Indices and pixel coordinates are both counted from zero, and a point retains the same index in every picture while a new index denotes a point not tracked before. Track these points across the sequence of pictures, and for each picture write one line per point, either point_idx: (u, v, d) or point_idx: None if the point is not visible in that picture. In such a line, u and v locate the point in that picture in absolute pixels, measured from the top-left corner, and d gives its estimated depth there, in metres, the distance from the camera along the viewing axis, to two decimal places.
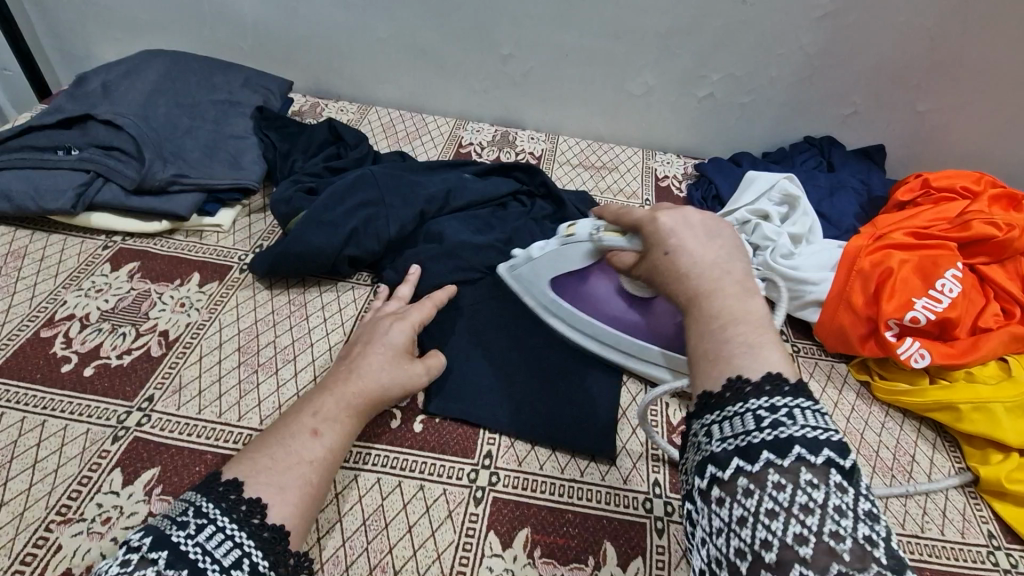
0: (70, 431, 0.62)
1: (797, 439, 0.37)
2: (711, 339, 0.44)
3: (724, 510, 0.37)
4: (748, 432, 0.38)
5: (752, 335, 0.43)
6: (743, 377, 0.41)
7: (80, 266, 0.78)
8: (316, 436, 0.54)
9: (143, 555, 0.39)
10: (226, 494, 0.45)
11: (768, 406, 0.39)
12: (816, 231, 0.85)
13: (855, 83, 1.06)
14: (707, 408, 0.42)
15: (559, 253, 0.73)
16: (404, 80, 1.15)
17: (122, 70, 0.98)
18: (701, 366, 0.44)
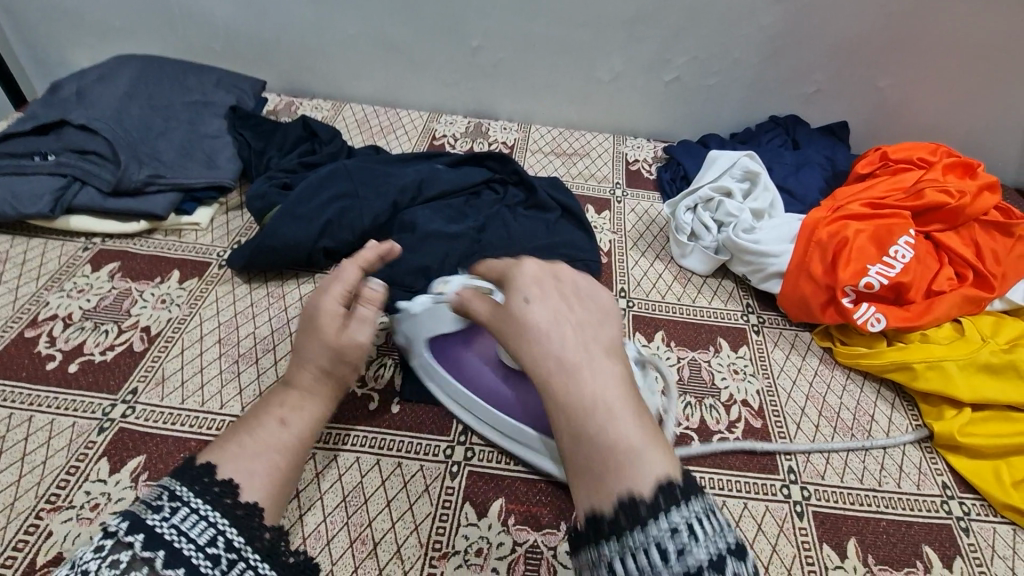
0: (56, 425, 0.64)
1: (703, 565, 0.39)
2: (591, 431, 0.45)
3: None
4: (655, 567, 0.39)
5: (623, 429, 0.45)
6: (636, 494, 0.42)
7: (61, 268, 0.80)
8: (287, 426, 0.56)
9: (119, 540, 0.41)
10: (200, 477, 0.48)
11: (669, 532, 0.40)
12: (777, 205, 0.89)
13: (816, 61, 1.09)
14: (608, 539, 0.42)
15: (431, 313, 0.63)
16: (377, 76, 1.16)
17: (96, 76, 0.99)
18: (591, 482, 0.44)
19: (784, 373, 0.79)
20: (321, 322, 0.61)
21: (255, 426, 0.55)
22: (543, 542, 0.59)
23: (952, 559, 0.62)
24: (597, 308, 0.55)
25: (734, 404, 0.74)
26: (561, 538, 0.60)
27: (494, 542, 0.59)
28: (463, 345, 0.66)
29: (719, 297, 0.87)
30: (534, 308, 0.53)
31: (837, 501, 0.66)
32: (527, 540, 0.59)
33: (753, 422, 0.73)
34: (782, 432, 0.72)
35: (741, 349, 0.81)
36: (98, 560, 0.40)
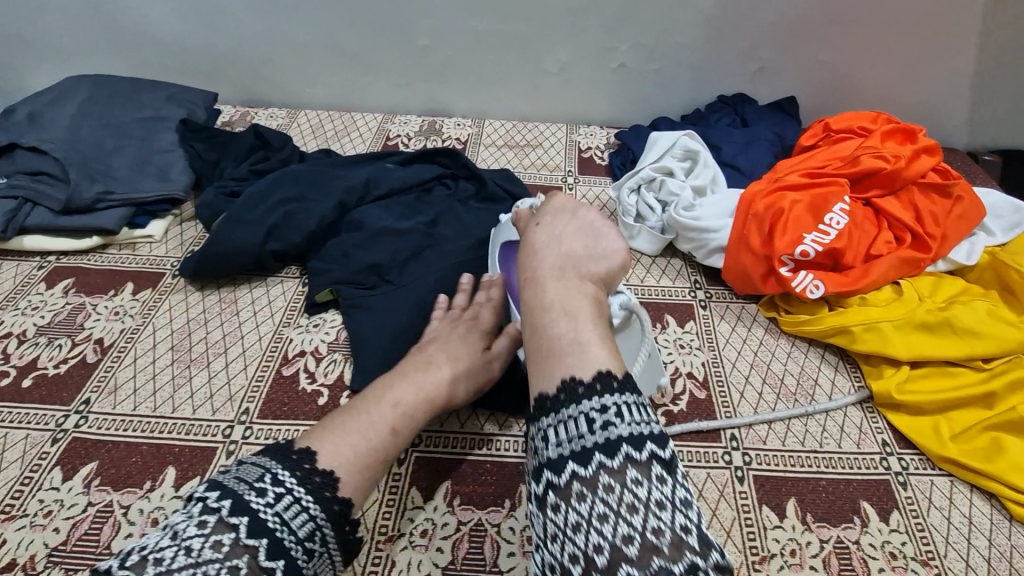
0: (11, 438, 0.65)
1: (625, 439, 0.43)
2: (546, 321, 0.51)
3: (561, 515, 0.43)
4: (581, 435, 0.44)
5: (577, 327, 0.50)
6: (576, 377, 0.46)
7: (17, 287, 0.81)
8: (394, 433, 0.55)
9: (223, 519, 0.44)
10: (301, 464, 0.49)
11: (598, 408, 0.45)
12: (719, 181, 0.90)
13: (758, 38, 1.11)
14: (544, 413, 0.47)
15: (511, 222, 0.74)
16: (329, 81, 1.18)
17: (48, 98, 1.01)
18: (539, 367, 0.49)
19: (729, 344, 0.80)
20: (464, 345, 0.67)
21: (365, 413, 0.55)
22: (487, 521, 0.61)
23: (889, 513, 0.64)
24: (599, 242, 0.60)
25: (679, 377, 0.76)
26: (505, 515, 0.62)
27: (439, 523, 0.61)
28: None
29: (668, 275, 0.89)
30: (538, 231, 0.61)
31: (778, 464, 0.68)
32: (472, 519, 0.61)
33: (698, 394, 0.74)
34: (726, 401, 0.73)
35: (687, 324, 0.82)
36: (200, 538, 0.42)
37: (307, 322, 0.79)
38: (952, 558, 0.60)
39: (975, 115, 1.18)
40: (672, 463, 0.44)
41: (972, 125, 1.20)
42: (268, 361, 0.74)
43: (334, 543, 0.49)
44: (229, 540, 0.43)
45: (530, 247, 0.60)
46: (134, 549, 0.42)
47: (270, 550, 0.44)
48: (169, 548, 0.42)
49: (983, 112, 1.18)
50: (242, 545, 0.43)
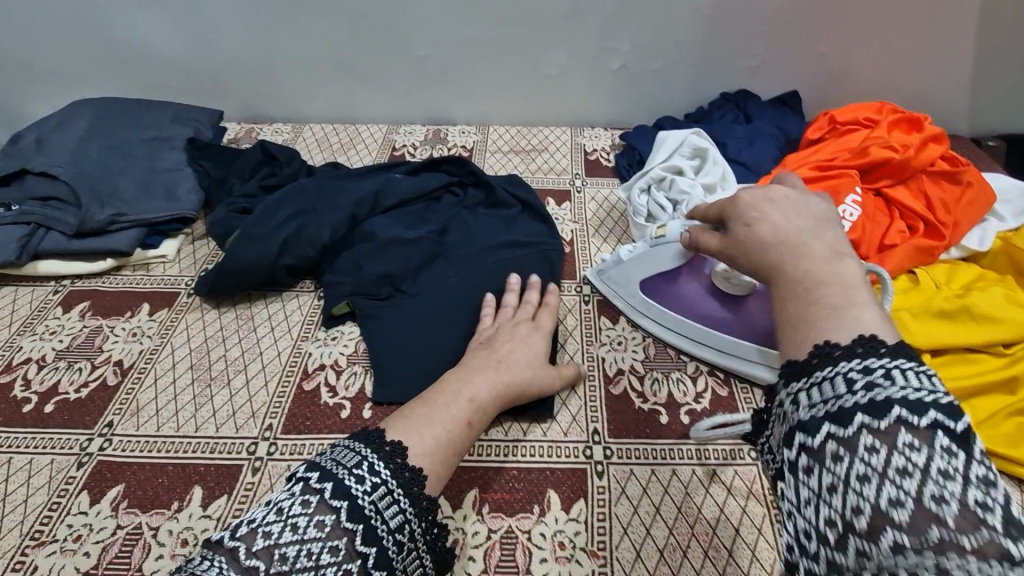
0: (35, 463, 0.65)
1: (896, 401, 0.34)
2: (795, 302, 0.42)
3: (813, 478, 0.35)
4: (839, 394, 0.35)
5: (839, 289, 0.41)
6: (832, 340, 0.38)
7: (33, 313, 0.81)
8: (470, 427, 0.57)
9: (324, 501, 0.44)
10: (394, 458, 0.49)
11: (861, 367, 0.36)
12: (729, 178, 0.90)
13: (756, 33, 1.11)
14: (792, 374, 0.39)
15: (650, 254, 0.77)
16: (331, 94, 1.18)
17: (54, 123, 1.02)
18: (799, 337, 0.40)
19: None
20: (531, 342, 0.69)
21: (444, 406, 0.57)
22: (518, 528, 0.61)
23: None
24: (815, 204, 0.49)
25: (700, 374, 0.75)
26: (535, 521, 0.62)
27: (469, 532, 0.61)
28: (674, 281, 0.77)
29: None
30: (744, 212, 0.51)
31: None
32: (502, 526, 0.61)
33: (720, 391, 0.73)
34: (748, 398, 0.73)
35: None
36: (305, 516, 0.43)
37: (324, 335, 0.79)
38: None
39: (978, 101, 1.18)
40: (970, 437, 0.32)
41: (974, 112, 1.20)
42: (289, 375, 0.74)
43: (422, 543, 0.47)
44: (329, 521, 0.43)
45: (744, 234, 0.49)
46: (241, 522, 0.44)
47: (365, 537, 0.43)
48: (276, 524, 0.43)
49: (985, 97, 1.18)
50: (341, 527, 0.43)
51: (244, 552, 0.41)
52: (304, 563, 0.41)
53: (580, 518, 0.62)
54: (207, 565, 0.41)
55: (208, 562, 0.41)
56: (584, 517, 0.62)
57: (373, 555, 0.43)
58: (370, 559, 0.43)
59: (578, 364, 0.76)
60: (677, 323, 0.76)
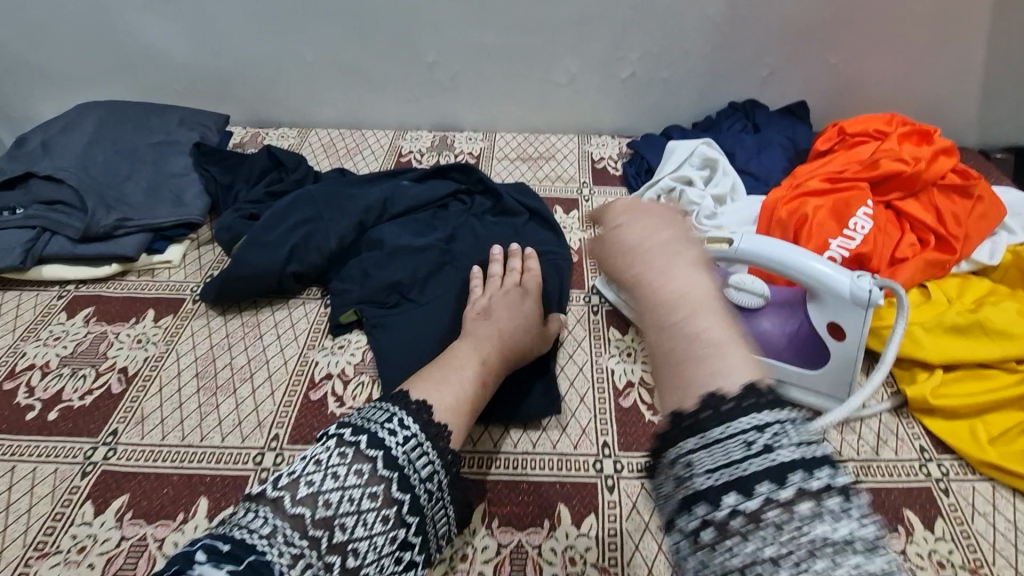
0: (39, 472, 0.64)
1: (793, 464, 0.32)
2: (677, 338, 0.37)
3: (720, 557, 0.32)
4: (736, 458, 0.33)
5: (706, 323, 0.37)
6: (720, 391, 0.35)
7: (37, 318, 0.81)
8: (482, 387, 0.64)
9: (361, 452, 0.51)
10: (422, 413, 0.56)
11: (754, 427, 0.34)
12: (739, 188, 0.90)
13: (765, 44, 1.11)
14: (681, 433, 0.35)
15: None
16: (339, 99, 1.18)
17: (60, 126, 1.01)
18: (675, 392, 0.37)
19: None
20: (525, 305, 0.76)
21: (459, 368, 0.64)
22: (527, 542, 0.60)
23: (933, 520, 0.63)
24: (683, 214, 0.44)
25: None
26: (545, 536, 0.61)
27: (479, 546, 0.60)
28: None
29: None
30: (615, 220, 0.44)
31: None
32: (512, 541, 0.60)
33: None
34: None
35: None
36: (345, 465, 0.50)
37: (331, 344, 0.79)
38: (1001, 565, 0.59)
39: (985, 113, 1.18)
40: (853, 493, 0.32)
41: (981, 123, 1.20)
42: (296, 384, 0.74)
43: (447, 492, 0.55)
44: (366, 470, 0.50)
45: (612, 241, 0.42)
46: (282, 474, 0.50)
47: (400, 485, 0.51)
48: (316, 473, 0.50)
49: (993, 109, 1.18)
50: (378, 474, 0.50)
51: (289, 502, 0.48)
52: (347, 508, 0.49)
53: (591, 533, 0.61)
54: (253, 515, 0.47)
55: (253, 513, 0.48)
56: (595, 533, 0.61)
57: (407, 500, 0.51)
58: (404, 506, 0.50)
59: (588, 375, 0.76)
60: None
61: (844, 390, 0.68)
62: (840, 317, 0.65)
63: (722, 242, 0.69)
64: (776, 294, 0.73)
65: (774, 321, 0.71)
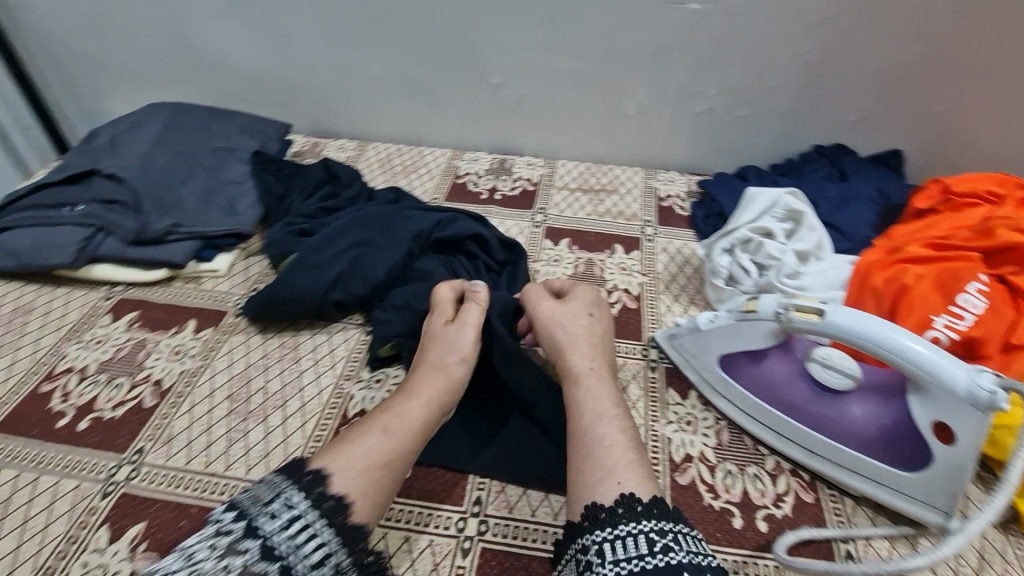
0: (60, 488, 0.62)
1: (684, 567, 0.46)
2: (606, 429, 0.58)
3: None
4: (640, 551, 0.47)
5: (613, 426, 0.58)
6: (636, 495, 0.52)
7: (83, 318, 0.80)
8: (386, 434, 0.56)
9: (233, 544, 0.44)
10: (312, 485, 0.49)
11: (659, 530, 0.48)
12: (824, 246, 0.82)
13: (861, 87, 1.01)
14: (601, 524, 0.50)
15: (734, 328, 0.68)
16: (400, 115, 1.15)
17: (128, 125, 1.02)
18: (590, 477, 0.54)
19: None
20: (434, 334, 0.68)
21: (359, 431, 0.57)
22: None
23: None
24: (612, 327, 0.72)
25: (781, 473, 0.66)
26: None
27: None
28: (760, 361, 0.68)
29: None
30: (595, 322, 0.69)
31: None
32: None
33: (803, 496, 0.64)
34: (838, 509, 0.63)
35: None
36: (213, 559, 0.43)
37: (369, 377, 0.74)
38: None
39: None
40: None
41: None
42: (328, 418, 0.69)
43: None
44: (238, 563, 0.44)
45: (579, 328, 0.68)
46: None
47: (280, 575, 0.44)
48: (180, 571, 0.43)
49: None
50: (251, 567, 0.43)
51: None
52: None
53: None
54: None
55: None
56: None
57: None
58: None
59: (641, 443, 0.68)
60: (757, 409, 0.68)
61: (945, 500, 0.58)
62: (949, 418, 0.56)
63: (812, 313, 0.61)
64: (870, 374, 0.64)
65: (866, 407, 0.63)
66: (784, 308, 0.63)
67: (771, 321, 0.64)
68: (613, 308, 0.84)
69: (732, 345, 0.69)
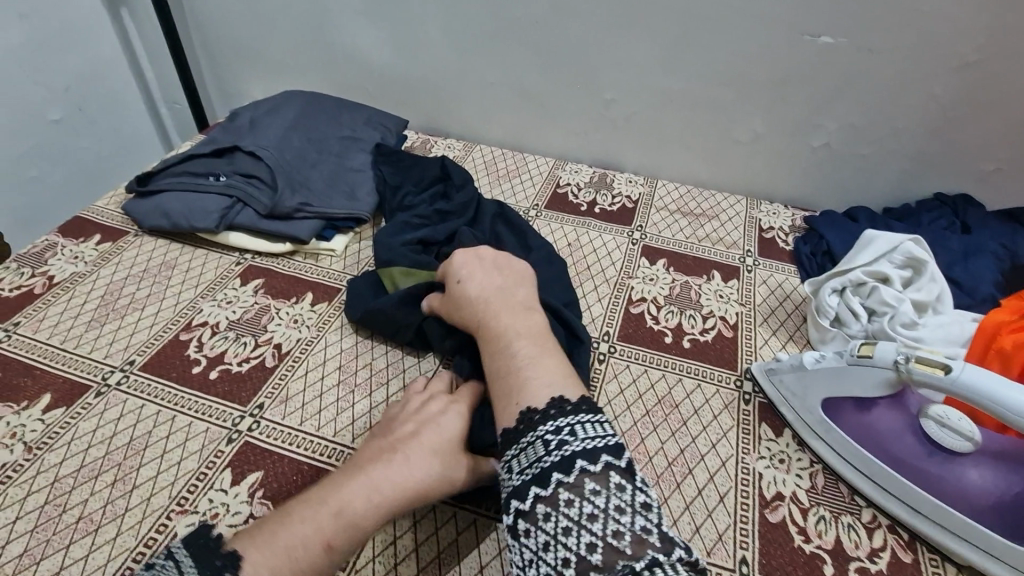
0: (193, 428, 0.69)
1: (578, 455, 0.52)
2: (504, 361, 0.62)
3: (535, 538, 0.49)
4: (539, 453, 0.53)
5: (514, 355, 0.62)
6: (533, 408, 0.56)
7: (217, 279, 0.88)
8: (329, 549, 0.52)
9: None
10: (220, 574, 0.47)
11: (552, 429, 0.54)
12: (945, 299, 0.78)
13: (999, 137, 0.96)
14: (506, 444, 0.55)
15: (846, 373, 0.66)
16: (509, 122, 1.20)
17: (267, 108, 1.11)
18: (499, 410, 0.58)
19: None
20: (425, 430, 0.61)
21: (304, 518, 0.52)
22: None
23: None
24: (507, 269, 0.74)
25: (878, 527, 0.64)
26: None
27: None
28: (867, 410, 0.66)
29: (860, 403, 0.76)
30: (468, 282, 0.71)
31: None
32: None
33: (901, 555, 0.62)
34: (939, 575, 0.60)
35: None
36: None
37: None
38: None
39: None
40: (626, 471, 0.52)
41: None
42: None
43: None
44: None
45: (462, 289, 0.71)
46: None
47: None
48: None
49: None
50: None
51: None
52: None
53: None
54: None
55: None
56: None
57: None
58: None
59: (732, 473, 0.68)
60: (859, 458, 0.66)
61: None
62: None
63: (937, 368, 0.58)
64: (990, 439, 0.61)
65: (985, 473, 0.60)
66: (905, 363, 0.60)
67: (887, 371, 0.62)
68: (708, 334, 0.84)
69: (843, 392, 0.67)
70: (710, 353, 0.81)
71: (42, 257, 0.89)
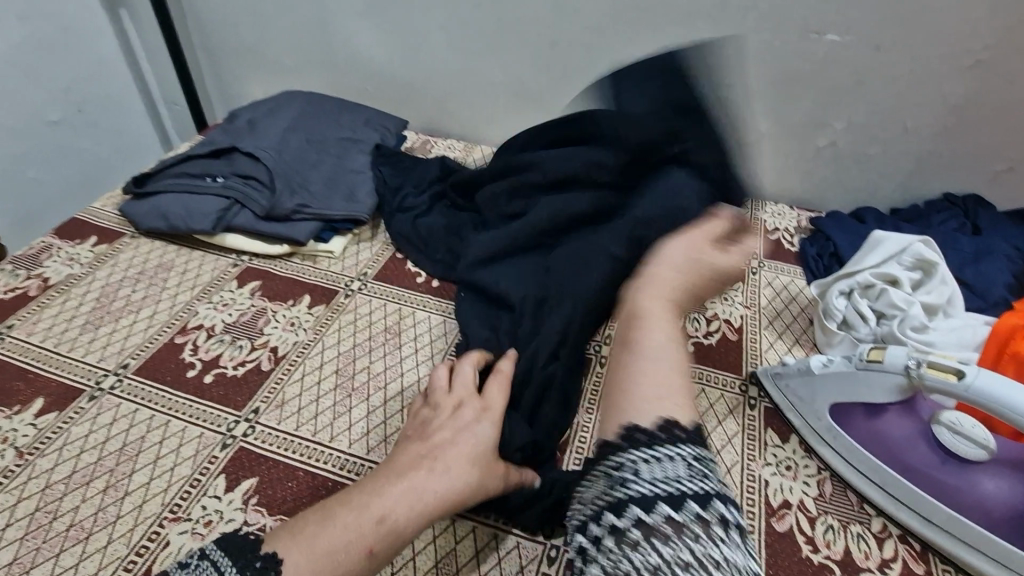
0: (187, 433, 0.68)
1: (698, 497, 0.44)
2: (655, 363, 0.55)
3: (616, 560, 0.42)
4: (652, 472, 0.46)
5: (669, 356, 0.56)
6: (677, 425, 0.49)
7: (213, 281, 0.87)
8: (371, 554, 0.50)
9: None
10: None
11: (682, 458, 0.47)
12: (956, 302, 0.76)
13: (1011, 137, 0.94)
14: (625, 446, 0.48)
15: (856, 379, 0.64)
16: (510, 123, 1.19)
17: (266, 109, 1.10)
18: (636, 403, 0.51)
19: None
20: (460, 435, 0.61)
21: (343, 523, 0.50)
22: None
23: None
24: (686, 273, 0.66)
25: (889, 538, 0.62)
26: None
27: None
28: (877, 416, 0.64)
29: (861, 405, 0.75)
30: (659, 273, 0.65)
31: None
32: None
33: (914, 567, 0.60)
34: None
35: None
36: None
37: None
38: None
39: None
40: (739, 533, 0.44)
41: None
42: None
43: None
44: None
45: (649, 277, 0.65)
46: None
47: None
48: None
49: None
50: None
51: None
52: None
53: None
54: None
55: None
56: None
57: None
58: None
59: (736, 480, 0.66)
60: (869, 466, 0.64)
61: None
62: None
63: (949, 373, 0.57)
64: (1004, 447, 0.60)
65: (999, 481, 0.58)
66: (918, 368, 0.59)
67: (898, 375, 0.61)
68: (712, 337, 0.82)
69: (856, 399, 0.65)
70: (714, 357, 0.80)
71: (38, 259, 0.88)
